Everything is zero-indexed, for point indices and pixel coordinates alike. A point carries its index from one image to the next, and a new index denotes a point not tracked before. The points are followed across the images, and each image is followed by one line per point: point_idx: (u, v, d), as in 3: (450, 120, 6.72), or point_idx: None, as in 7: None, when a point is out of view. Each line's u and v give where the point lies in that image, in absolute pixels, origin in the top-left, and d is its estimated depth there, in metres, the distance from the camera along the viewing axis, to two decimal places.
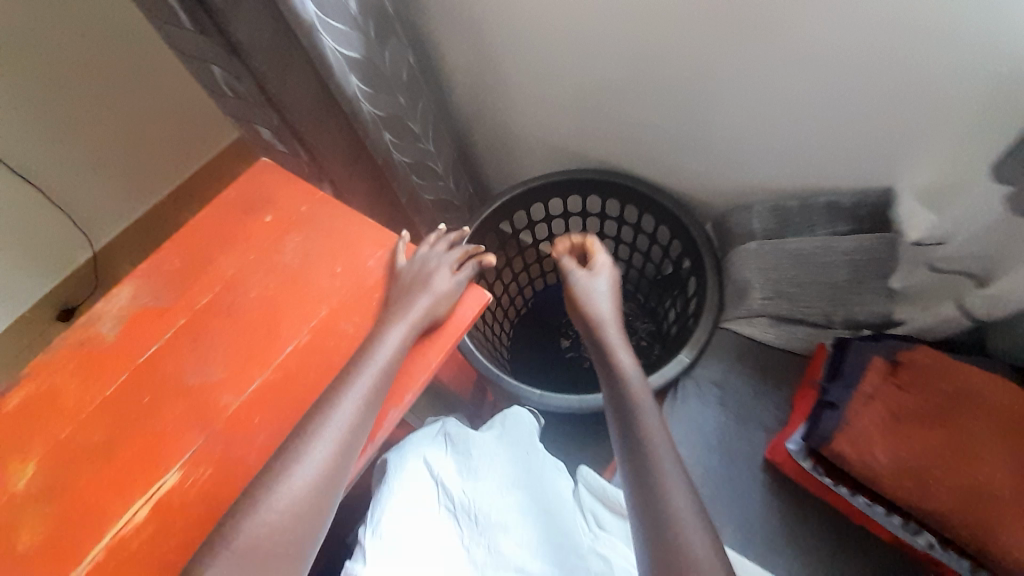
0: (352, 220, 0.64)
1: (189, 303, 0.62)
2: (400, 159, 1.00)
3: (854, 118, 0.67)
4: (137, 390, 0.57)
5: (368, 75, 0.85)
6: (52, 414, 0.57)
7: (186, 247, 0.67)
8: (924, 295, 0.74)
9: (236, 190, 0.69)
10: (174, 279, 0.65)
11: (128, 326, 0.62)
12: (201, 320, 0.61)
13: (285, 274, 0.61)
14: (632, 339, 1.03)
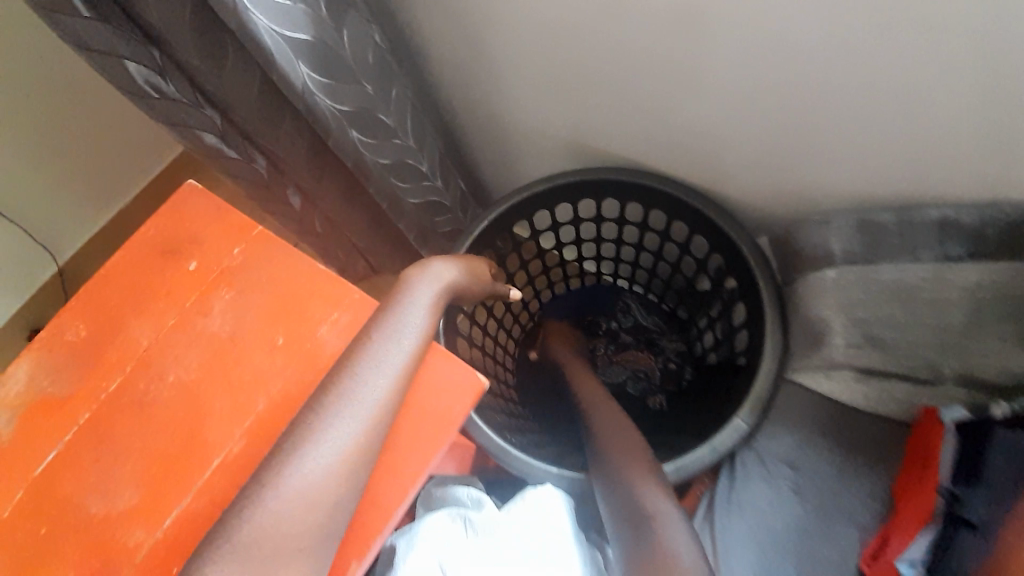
0: (298, 271, 0.49)
1: (94, 390, 0.48)
2: (375, 159, 0.80)
3: (996, 104, 0.47)
4: (32, 518, 0.44)
5: (321, 63, 0.66)
6: None
7: (90, 308, 0.51)
8: None
9: (156, 227, 0.53)
10: (79, 355, 0.49)
11: (24, 422, 0.47)
12: (113, 416, 0.47)
13: (210, 353, 0.47)
14: (660, 361, 0.87)
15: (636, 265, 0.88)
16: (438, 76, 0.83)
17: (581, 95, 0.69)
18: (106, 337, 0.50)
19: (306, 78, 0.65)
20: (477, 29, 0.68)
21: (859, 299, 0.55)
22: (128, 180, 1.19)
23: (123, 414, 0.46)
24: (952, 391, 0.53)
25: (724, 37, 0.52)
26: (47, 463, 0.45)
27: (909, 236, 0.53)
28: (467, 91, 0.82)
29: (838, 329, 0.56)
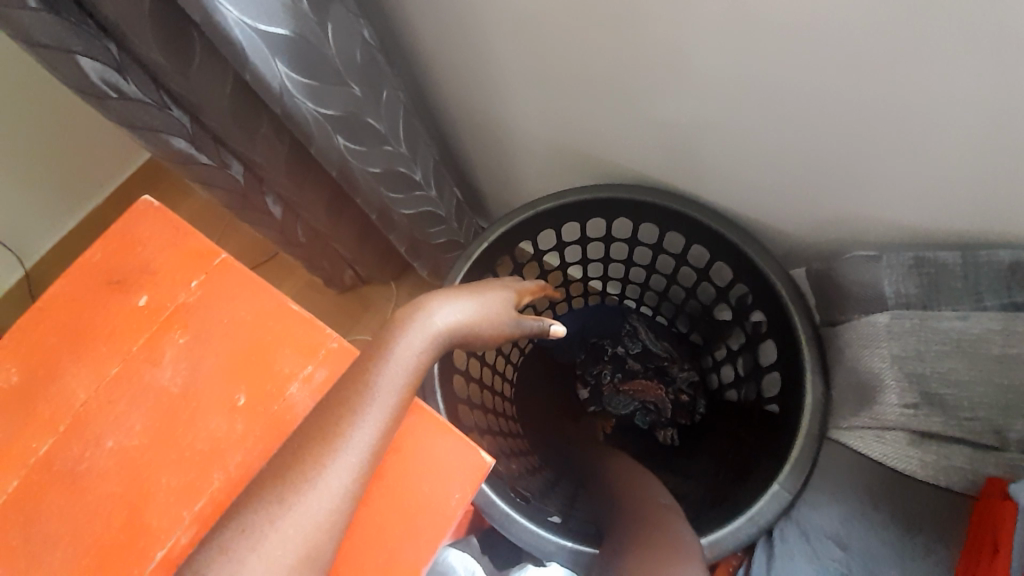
0: (268, 310, 0.41)
1: (18, 454, 0.39)
2: (363, 169, 0.73)
3: None
4: None
5: (303, 61, 0.58)
6: None
7: (11, 354, 0.42)
8: None
9: (98, 252, 0.44)
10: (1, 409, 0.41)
11: None
12: (38, 488, 0.38)
13: (161, 410, 0.39)
14: (669, 392, 0.80)
15: (646, 288, 0.80)
16: (435, 77, 0.75)
17: (597, 100, 0.61)
18: (32, 388, 0.41)
19: (285, 77, 0.57)
20: (482, 26, 0.60)
21: (917, 350, 0.51)
22: (82, 190, 1.09)
23: (53, 488, 0.38)
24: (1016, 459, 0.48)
25: (775, 37, 0.44)
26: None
27: (972, 281, 0.50)
28: (467, 95, 0.74)
29: (893, 383, 0.52)
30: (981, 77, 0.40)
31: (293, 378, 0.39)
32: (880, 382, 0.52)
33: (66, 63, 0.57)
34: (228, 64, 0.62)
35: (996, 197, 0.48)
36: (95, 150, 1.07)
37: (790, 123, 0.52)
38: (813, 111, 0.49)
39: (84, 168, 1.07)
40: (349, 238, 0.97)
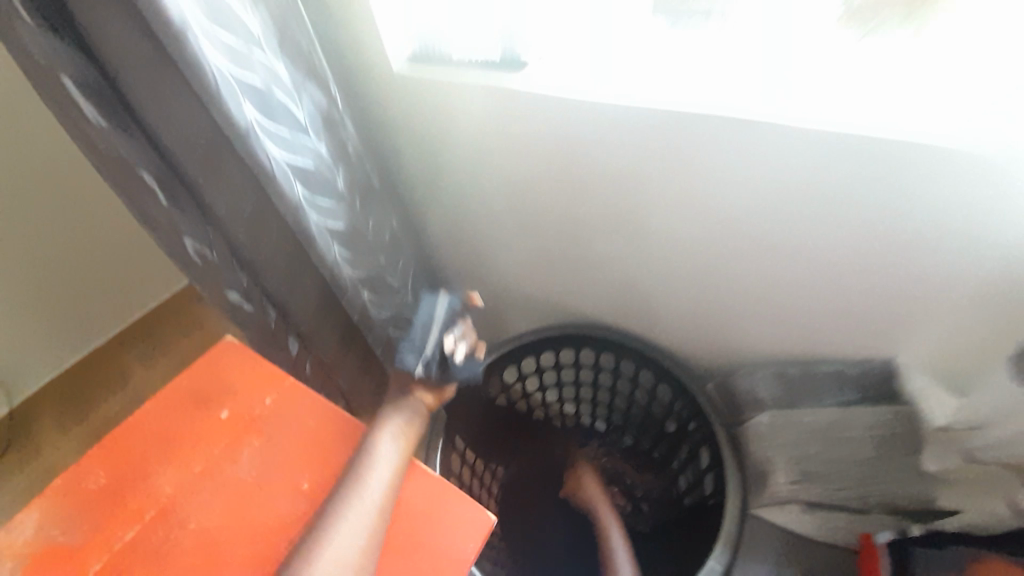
0: (327, 418, 0.56)
1: (106, 539, 0.50)
2: (378, 313, 0.94)
3: (847, 289, 0.65)
4: None
5: (349, 241, 0.81)
6: None
7: (107, 460, 0.54)
8: (971, 485, 0.60)
9: (189, 378, 0.59)
10: (95, 505, 0.51)
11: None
12: (127, 564, 0.49)
13: (236, 497, 0.51)
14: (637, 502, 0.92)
15: (610, 408, 0.95)
16: (437, 249, 1.02)
17: (559, 265, 0.85)
18: (129, 485, 0.53)
19: (340, 262, 0.80)
20: (476, 218, 0.88)
21: (793, 441, 0.70)
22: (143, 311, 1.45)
23: (141, 562, 0.49)
24: (879, 519, 0.66)
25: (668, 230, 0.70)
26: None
27: (817, 387, 0.71)
28: (460, 261, 1.01)
29: (780, 466, 0.69)
30: (792, 261, 0.66)
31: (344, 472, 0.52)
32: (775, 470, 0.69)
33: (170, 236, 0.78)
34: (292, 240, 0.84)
35: (834, 332, 0.71)
36: (148, 276, 1.40)
37: (684, 285, 0.77)
38: (700, 276, 0.75)
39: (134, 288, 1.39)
40: (352, 368, 1.13)
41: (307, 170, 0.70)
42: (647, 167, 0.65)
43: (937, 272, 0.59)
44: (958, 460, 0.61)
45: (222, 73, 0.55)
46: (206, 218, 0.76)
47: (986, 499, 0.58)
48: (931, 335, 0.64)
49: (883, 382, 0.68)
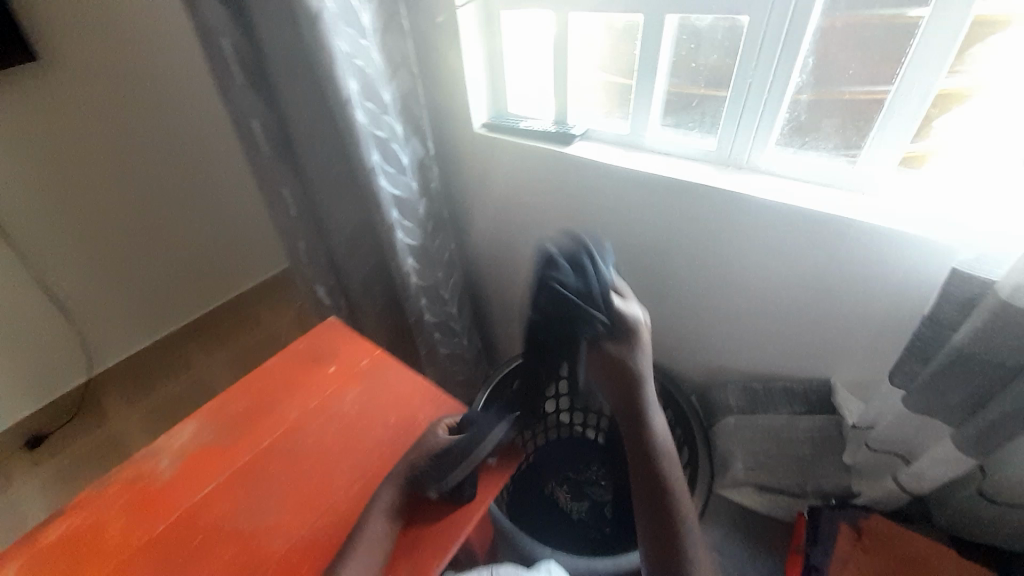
0: (407, 376, 0.75)
1: (250, 441, 0.67)
2: (429, 318, 1.15)
3: (801, 325, 0.76)
4: (190, 532, 0.59)
5: (420, 256, 1.05)
6: (94, 554, 0.57)
7: (248, 393, 0.73)
8: (870, 473, 0.67)
9: (304, 342, 0.80)
10: (239, 420, 0.70)
11: (186, 463, 0.65)
12: (264, 460, 0.66)
13: (341, 421, 0.69)
14: None
15: None
16: (481, 273, 1.23)
17: None
18: (264, 409, 0.71)
19: (410, 270, 1.04)
20: (518, 249, 1.09)
21: (750, 441, 0.80)
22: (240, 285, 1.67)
23: (272, 461, 0.65)
24: (810, 501, 0.74)
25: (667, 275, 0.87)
26: (207, 489, 0.63)
27: (770, 398, 0.81)
28: (499, 284, 1.21)
29: (738, 455, 0.79)
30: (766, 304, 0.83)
31: (417, 416, 0.69)
32: (733, 459, 0.79)
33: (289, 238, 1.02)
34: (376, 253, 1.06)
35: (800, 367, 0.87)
36: (256, 252, 1.66)
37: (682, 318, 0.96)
38: None
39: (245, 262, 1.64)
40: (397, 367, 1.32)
41: (400, 199, 0.95)
42: (644, 213, 0.81)
43: (855, 305, 0.69)
44: (863, 450, 0.67)
45: (362, 130, 0.82)
46: (318, 228, 1.01)
47: (880, 479, 0.65)
48: (863, 357, 0.72)
49: (826, 399, 0.77)
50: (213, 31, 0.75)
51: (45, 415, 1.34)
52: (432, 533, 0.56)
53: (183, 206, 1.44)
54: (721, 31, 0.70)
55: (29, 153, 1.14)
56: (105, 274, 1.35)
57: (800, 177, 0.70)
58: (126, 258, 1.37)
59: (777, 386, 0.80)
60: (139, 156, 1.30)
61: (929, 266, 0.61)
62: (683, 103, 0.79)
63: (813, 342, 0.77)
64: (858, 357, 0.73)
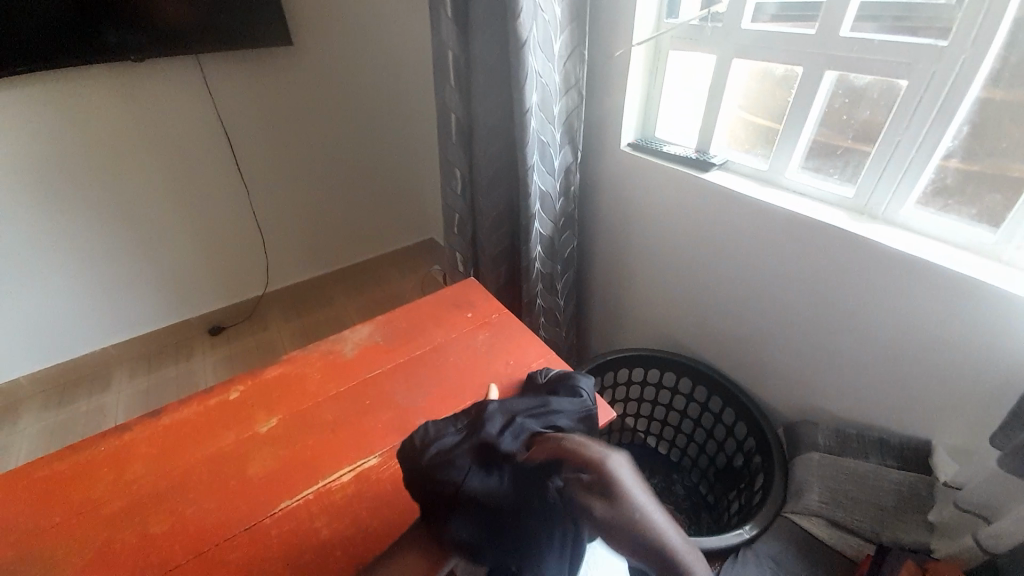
0: (527, 334, 0.89)
1: (405, 349, 0.86)
2: (540, 303, 1.30)
3: (907, 380, 0.77)
4: (361, 395, 0.78)
5: (547, 247, 1.21)
6: (295, 392, 0.79)
7: (404, 316, 0.94)
8: (950, 530, 0.71)
9: (450, 293, 0.99)
10: (400, 332, 0.90)
11: (362, 352, 0.86)
12: (413, 364, 0.84)
13: (474, 352, 0.86)
14: (697, 528, 1.08)
15: (690, 438, 1.15)
16: (592, 276, 1.35)
17: (689, 314, 1.10)
18: (415, 328, 0.91)
19: (536, 257, 1.19)
20: (632, 258, 1.19)
21: (831, 478, 0.82)
22: (386, 247, 1.97)
23: (418, 365, 0.83)
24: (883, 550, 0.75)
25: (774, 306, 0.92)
26: (374, 372, 0.82)
27: (861, 444, 0.83)
28: (606, 289, 1.32)
29: (815, 486, 0.82)
30: None
31: (529, 363, 0.84)
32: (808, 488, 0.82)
33: (448, 210, 1.25)
34: (509, 237, 1.23)
35: None
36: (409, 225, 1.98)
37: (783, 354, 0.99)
38: None
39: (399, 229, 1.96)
40: None
41: (543, 193, 1.12)
42: (764, 243, 0.88)
43: (969, 369, 0.70)
44: (949, 508, 0.71)
45: (530, 133, 1.00)
46: (470, 206, 1.21)
47: (958, 536, 0.70)
48: (969, 422, 0.72)
49: (923, 459, 0.77)
50: (443, 43, 0.99)
51: (229, 310, 1.74)
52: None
53: (360, 176, 1.76)
54: (877, 91, 0.76)
55: (273, 120, 1.53)
56: (300, 215, 1.72)
57: (934, 237, 0.73)
58: (316, 204, 1.73)
59: (872, 434, 0.82)
60: (358, 122, 1.66)
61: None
62: (828, 151, 0.85)
63: (918, 400, 0.77)
64: (961, 422, 0.73)
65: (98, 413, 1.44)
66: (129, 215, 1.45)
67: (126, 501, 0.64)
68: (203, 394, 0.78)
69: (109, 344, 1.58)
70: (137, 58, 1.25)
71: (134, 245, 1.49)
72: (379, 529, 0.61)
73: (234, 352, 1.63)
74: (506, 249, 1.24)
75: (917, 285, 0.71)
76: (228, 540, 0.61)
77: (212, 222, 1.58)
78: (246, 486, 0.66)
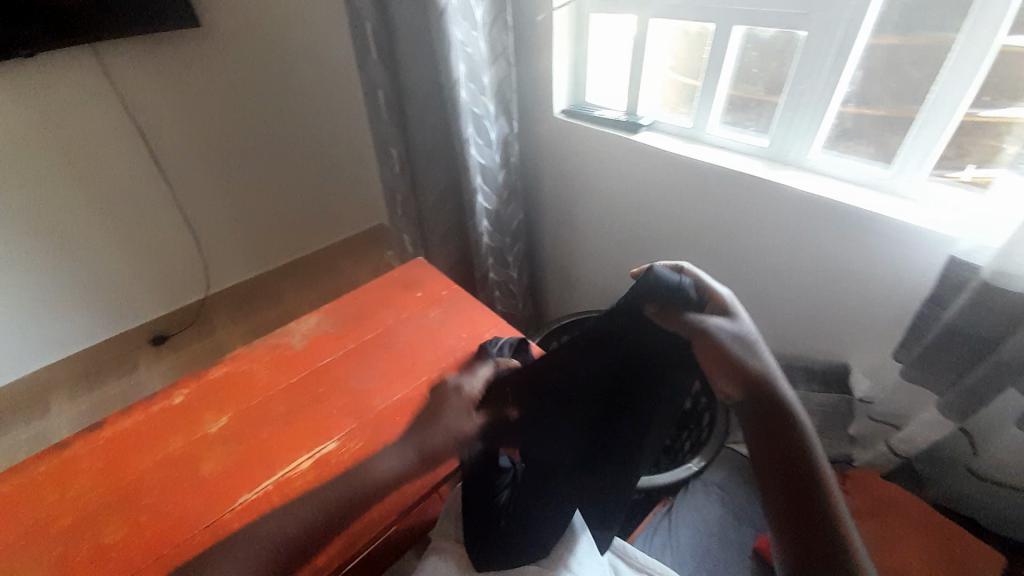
0: (478, 306, 0.91)
1: (356, 333, 0.86)
2: (492, 277, 1.31)
3: (825, 311, 0.85)
4: (314, 383, 0.77)
5: (492, 221, 1.21)
6: (245, 388, 0.77)
7: (352, 301, 0.92)
8: (867, 439, 0.80)
9: (399, 273, 0.98)
10: (348, 318, 0.88)
11: (311, 341, 0.84)
12: (367, 348, 0.83)
13: (426, 329, 0.86)
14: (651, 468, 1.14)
15: None
16: (542, 245, 1.37)
17: None
18: (366, 312, 0.90)
19: (483, 232, 1.19)
20: (576, 225, 1.22)
21: None
22: (333, 235, 1.92)
23: (372, 347, 0.83)
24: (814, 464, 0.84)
25: (708, 257, 0.97)
26: (324, 361, 0.80)
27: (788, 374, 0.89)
28: (557, 256, 1.35)
29: None
30: None
31: (482, 334, 0.86)
32: None
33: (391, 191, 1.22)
34: (456, 213, 1.22)
35: None
36: (355, 211, 1.93)
37: None
38: None
39: (345, 217, 1.91)
40: None
41: (483, 166, 1.12)
42: (694, 196, 0.92)
43: (873, 294, 0.77)
44: (865, 421, 0.80)
45: (462, 105, 0.99)
46: (412, 186, 1.19)
47: (874, 443, 0.80)
48: (877, 342, 0.80)
49: (842, 380, 0.85)
50: (362, 15, 0.95)
51: (171, 317, 1.65)
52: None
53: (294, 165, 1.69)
54: (780, 43, 0.80)
55: (189, 114, 1.43)
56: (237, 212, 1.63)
57: (839, 176, 0.80)
58: (253, 198, 1.65)
59: (798, 363, 0.90)
60: (284, 105, 1.58)
61: (927, 258, 0.70)
62: (743, 104, 0.89)
63: (834, 328, 0.85)
64: (870, 343, 0.81)
65: (36, 441, 1.34)
66: (41, 226, 1.32)
67: (75, 515, 0.62)
68: (143, 402, 0.74)
69: (38, 368, 1.47)
70: (24, 53, 1.12)
71: (51, 259, 1.37)
72: (340, 510, 0.63)
73: (181, 361, 1.55)
74: (453, 226, 1.24)
75: (827, 222, 0.77)
76: (186, 542, 0.59)
77: (138, 229, 1.48)
78: (200, 487, 0.64)
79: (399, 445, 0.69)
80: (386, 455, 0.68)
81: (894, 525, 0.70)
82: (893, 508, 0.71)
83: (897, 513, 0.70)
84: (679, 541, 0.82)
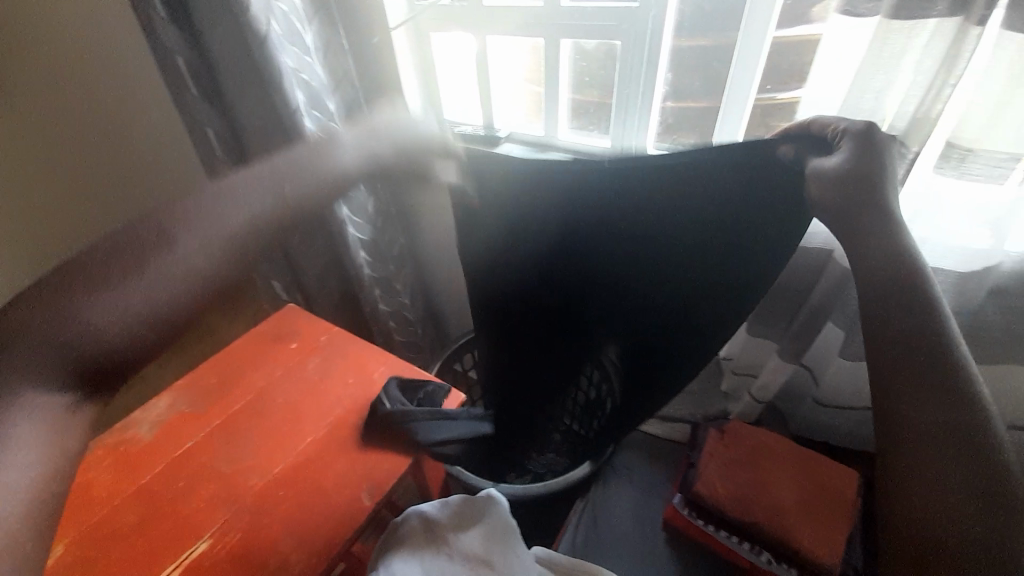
0: (363, 346, 0.85)
1: (222, 407, 0.75)
2: (383, 307, 1.24)
3: None
4: (175, 476, 0.67)
5: (371, 251, 1.14)
6: (82, 505, 0.64)
7: (211, 369, 0.81)
8: (736, 392, 0.90)
9: (268, 326, 0.88)
10: (210, 391, 0.77)
11: (163, 428, 0.72)
12: (238, 420, 0.74)
13: (306, 384, 0.79)
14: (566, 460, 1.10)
15: None
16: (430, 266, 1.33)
17: None
18: (232, 378, 0.80)
19: (362, 263, 1.13)
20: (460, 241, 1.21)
21: None
22: None
23: (245, 419, 0.74)
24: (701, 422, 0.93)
25: None
26: (185, 446, 0.70)
27: None
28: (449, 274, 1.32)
29: None
30: None
31: (373, 374, 0.82)
32: None
33: None
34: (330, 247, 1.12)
35: None
36: None
37: None
38: None
39: None
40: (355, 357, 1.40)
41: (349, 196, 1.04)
42: None
43: None
44: (729, 377, 0.89)
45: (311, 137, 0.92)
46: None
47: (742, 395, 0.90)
48: None
49: None
50: (167, 49, 0.83)
51: None
52: (372, 466, 0.70)
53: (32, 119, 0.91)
54: (603, 52, 0.87)
55: None
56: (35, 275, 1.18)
57: None
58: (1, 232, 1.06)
59: None
60: None
61: None
62: (586, 109, 0.96)
63: None
64: None
65: None
66: None
67: None
68: None
69: None
70: None
71: None
72: None
73: None
74: (330, 262, 1.15)
75: None
76: None
77: None
78: None
79: (287, 524, 0.63)
80: (275, 533, 0.62)
81: (767, 465, 0.79)
82: (763, 451, 0.80)
83: (766, 454, 0.80)
84: (597, 534, 0.87)
